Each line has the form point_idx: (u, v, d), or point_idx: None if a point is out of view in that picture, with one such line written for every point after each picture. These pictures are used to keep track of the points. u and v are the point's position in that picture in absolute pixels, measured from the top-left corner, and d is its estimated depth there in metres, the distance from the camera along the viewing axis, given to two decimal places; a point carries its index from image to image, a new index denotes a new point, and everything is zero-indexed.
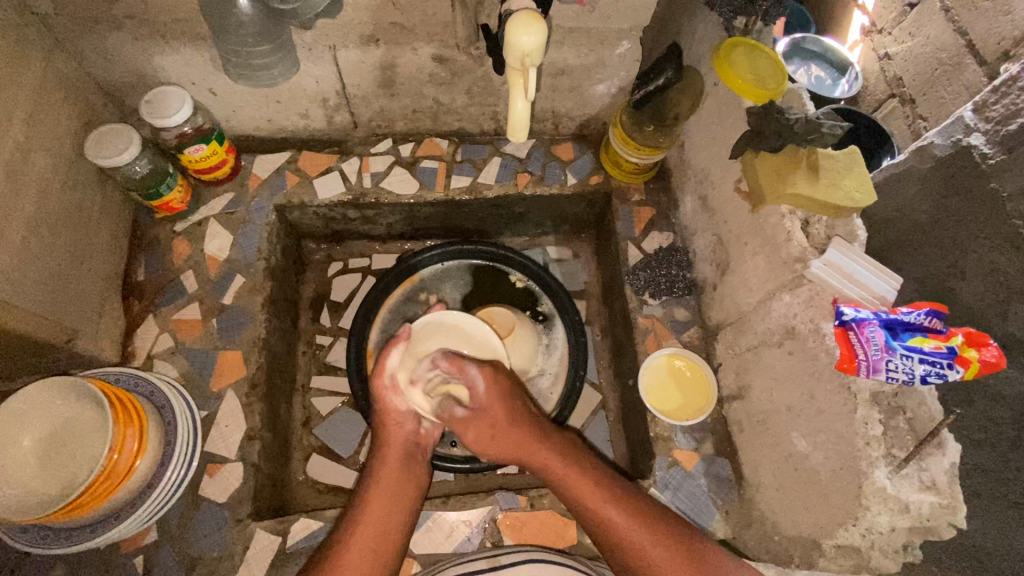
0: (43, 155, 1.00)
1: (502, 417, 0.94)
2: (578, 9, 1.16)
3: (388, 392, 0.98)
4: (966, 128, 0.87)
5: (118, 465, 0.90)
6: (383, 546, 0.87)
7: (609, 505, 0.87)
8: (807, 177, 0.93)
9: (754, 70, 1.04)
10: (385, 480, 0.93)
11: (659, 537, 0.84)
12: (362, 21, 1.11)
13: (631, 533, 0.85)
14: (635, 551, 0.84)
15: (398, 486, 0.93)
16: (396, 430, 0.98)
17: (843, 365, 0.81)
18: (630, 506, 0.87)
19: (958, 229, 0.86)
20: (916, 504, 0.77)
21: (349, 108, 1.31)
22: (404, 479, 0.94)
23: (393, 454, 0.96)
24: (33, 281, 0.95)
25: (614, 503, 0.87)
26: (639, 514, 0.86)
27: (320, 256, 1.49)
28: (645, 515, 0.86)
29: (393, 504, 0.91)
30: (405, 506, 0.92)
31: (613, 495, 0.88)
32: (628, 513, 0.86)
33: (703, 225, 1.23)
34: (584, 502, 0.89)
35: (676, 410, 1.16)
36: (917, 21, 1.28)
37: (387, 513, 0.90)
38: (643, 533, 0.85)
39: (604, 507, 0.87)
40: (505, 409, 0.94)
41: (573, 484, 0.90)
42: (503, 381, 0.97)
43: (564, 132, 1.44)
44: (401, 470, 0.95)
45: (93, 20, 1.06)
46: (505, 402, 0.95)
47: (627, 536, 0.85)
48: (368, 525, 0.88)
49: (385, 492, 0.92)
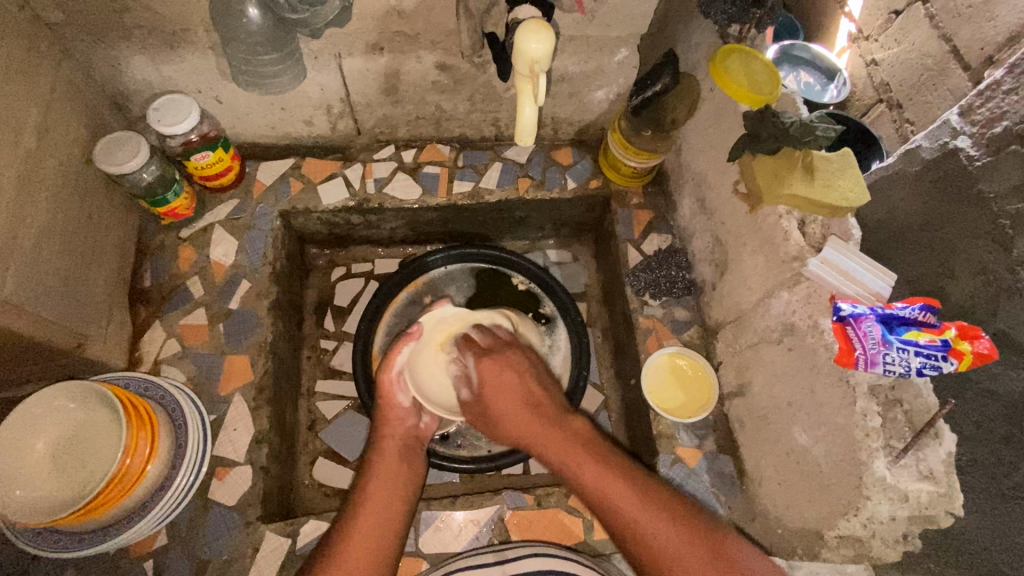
0: (53, 164, 1.01)
1: (500, 400, 0.92)
2: (579, 17, 1.19)
3: (393, 387, 1.03)
4: (952, 131, 0.90)
5: (130, 469, 0.90)
6: (380, 533, 0.87)
7: (615, 484, 0.82)
8: (802, 178, 0.95)
9: (749, 76, 1.06)
10: (386, 468, 0.95)
11: (668, 516, 0.79)
12: (368, 29, 1.13)
13: (639, 515, 0.80)
14: (637, 527, 0.79)
15: (400, 472, 0.95)
16: (395, 426, 1.02)
17: (842, 358, 0.84)
18: (638, 488, 0.82)
19: (946, 230, 0.89)
20: (915, 492, 0.80)
21: (353, 116, 1.33)
22: (402, 467, 0.96)
23: (392, 443, 0.99)
24: (45, 288, 0.97)
25: (625, 485, 0.82)
26: (648, 494, 0.82)
27: (323, 261, 1.51)
28: (655, 497, 0.82)
29: (394, 489, 0.93)
30: (407, 492, 0.94)
31: (621, 476, 0.84)
32: (633, 494, 0.81)
33: (702, 226, 1.26)
34: (590, 484, 0.84)
35: (679, 408, 1.19)
36: (902, 28, 1.32)
37: (390, 494, 0.92)
38: (648, 512, 0.80)
39: (608, 486, 0.83)
40: (506, 399, 0.92)
41: (575, 468, 0.85)
42: (502, 367, 0.95)
43: (563, 138, 1.47)
44: (400, 456, 0.98)
45: (103, 31, 1.08)
46: (501, 391, 0.93)
47: (631, 517, 0.80)
48: (372, 507, 0.90)
49: (388, 479, 0.94)
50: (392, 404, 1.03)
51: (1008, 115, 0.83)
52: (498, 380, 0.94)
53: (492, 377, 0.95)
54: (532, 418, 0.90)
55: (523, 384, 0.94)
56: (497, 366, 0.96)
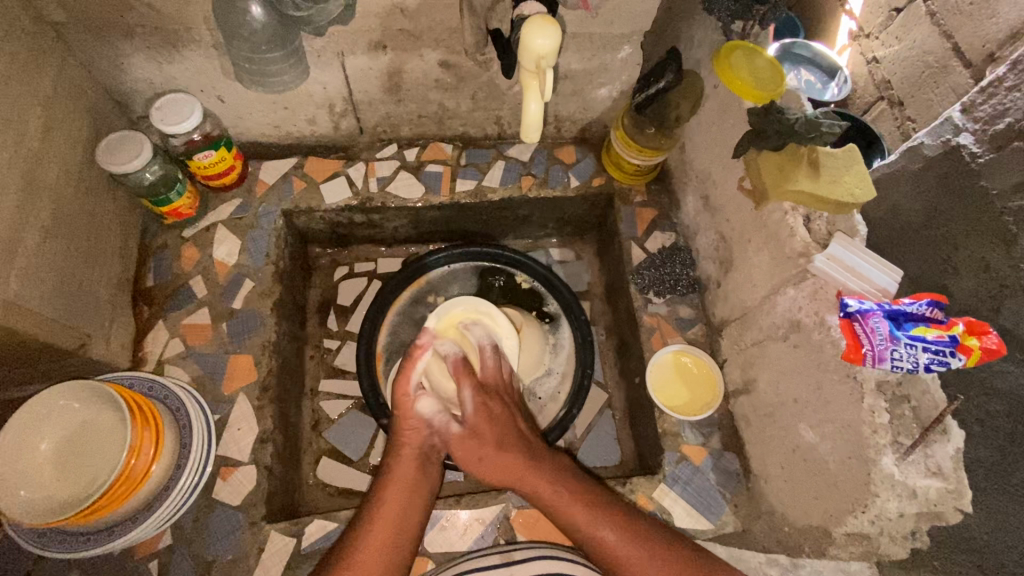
0: (55, 163, 1.00)
1: (493, 431, 1.03)
2: (582, 14, 1.18)
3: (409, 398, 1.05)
4: (954, 128, 0.90)
5: (134, 469, 0.90)
6: (398, 541, 0.91)
7: (602, 522, 0.92)
8: (808, 174, 0.95)
9: (753, 73, 1.06)
10: (401, 478, 0.98)
11: (651, 549, 0.89)
12: (371, 28, 1.13)
13: (622, 548, 0.89)
14: (621, 559, 0.88)
15: (415, 485, 0.98)
16: (413, 434, 1.03)
17: (849, 354, 0.83)
18: (623, 523, 0.92)
19: (950, 227, 0.88)
20: (924, 488, 0.80)
21: (356, 114, 1.33)
22: (418, 480, 0.99)
23: (410, 454, 1.01)
24: (49, 288, 0.96)
25: (614, 526, 0.91)
26: (632, 528, 0.91)
27: (325, 260, 1.50)
28: (639, 530, 0.91)
29: (408, 502, 0.96)
30: (420, 505, 0.97)
31: (610, 513, 0.93)
32: (620, 530, 0.91)
33: (706, 224, 1.25)
34: (573, 521, 0.93)
35: (685, 406, 1.18)
36: (903, 26, 1.32)
37: (405, 506, 0.95)
38: (632, 545, 0.89)
39: (598, 527, 0.91)
40: (496, 434, 1.03)
41: (563, 505, 0.95)
42: (495, 407, 1.07)
43: (566, 136, 1.47)
44: (416, 468, 1.00)
45: (105, 29, 1.07)
46: (492, 421, 1.04)
47: (618, 549, 0.89)
48: (386, 519, 0.92)
49: (403, 491, 0.96)
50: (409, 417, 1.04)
51: (1011, 111, 0.83)
52: (493, 417, 1.05)
53: (488, 415, 1.05)
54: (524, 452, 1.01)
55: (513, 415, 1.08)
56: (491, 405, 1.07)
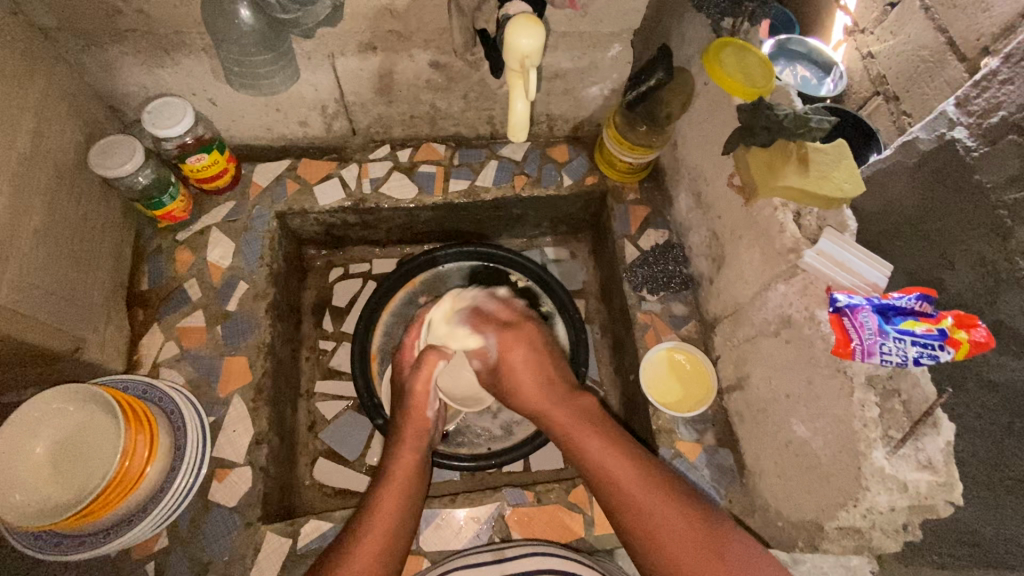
0: (49, 168, 1.01)
1: (517, 370, 1.00)
2: (570, 13, 1.19)
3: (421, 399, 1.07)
4: (949, 122, 0.90)
5: (129, 471, 0.90)
6: (390, 548, 0.89)
7: (623, 473, 0.88)
8: (797, 170, 0.95)
9: (743, 70, 1.06)
10: (398, 479, 0.97)
11: (673, 516, 0.83)
12: (360, 29, 1.14)
13: (659, 525, 0.83)
14: (659, 539, 0.82)
15: (410, 489, 0.96)
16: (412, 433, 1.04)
17: (839, 348, 0.83)
18: (653, 489, 0.86)
19: (942, 222, 0.89)
20: (914, 482, 0.80)
21: (348, 115, 1.33)
22: (414, 483, 0.97)
23: (409, 455, 1.01)
24: (43, 291, 0.97)
25: (652, 494, 0.85)
26: (651, 486, 0.87)
27: (320, 262, 1.51)
28: (649, 478, 0.87)
29: (403, 503, 0.94)
30: (413, 508, 0.95)
31: (645, 487, 0.86)
32: (666, 509, 0.84)
33: (698, 221, 1.26)
34: (616, 487, 0.87)
35: (678, 403, 1.19)
36: (898, 21, 1.32)
37: (400, 511, 0.93)
38: (665, 519, 0.83)
39: (639, 501, 0.85)
40: (524, 368, 1.00)
41: (612, 473, 0.88)
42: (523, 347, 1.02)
43: (559, 135, 1.47)
44: (416, 467, 1.00)
45: (96, 34, 1.08)
46: (522, 359, 1.01)
47: (629, 497, 0.86)
48: (381, 520, 0.91)
49: (397, 494, 0.95)
50: (418, 411, 1.06)
51: (1005, 104, 0.82)
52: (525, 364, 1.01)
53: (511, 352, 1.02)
54: (541, 386, 0.99)
55: (541, 353, 1.03)
56: (515, 342, 1.03)
